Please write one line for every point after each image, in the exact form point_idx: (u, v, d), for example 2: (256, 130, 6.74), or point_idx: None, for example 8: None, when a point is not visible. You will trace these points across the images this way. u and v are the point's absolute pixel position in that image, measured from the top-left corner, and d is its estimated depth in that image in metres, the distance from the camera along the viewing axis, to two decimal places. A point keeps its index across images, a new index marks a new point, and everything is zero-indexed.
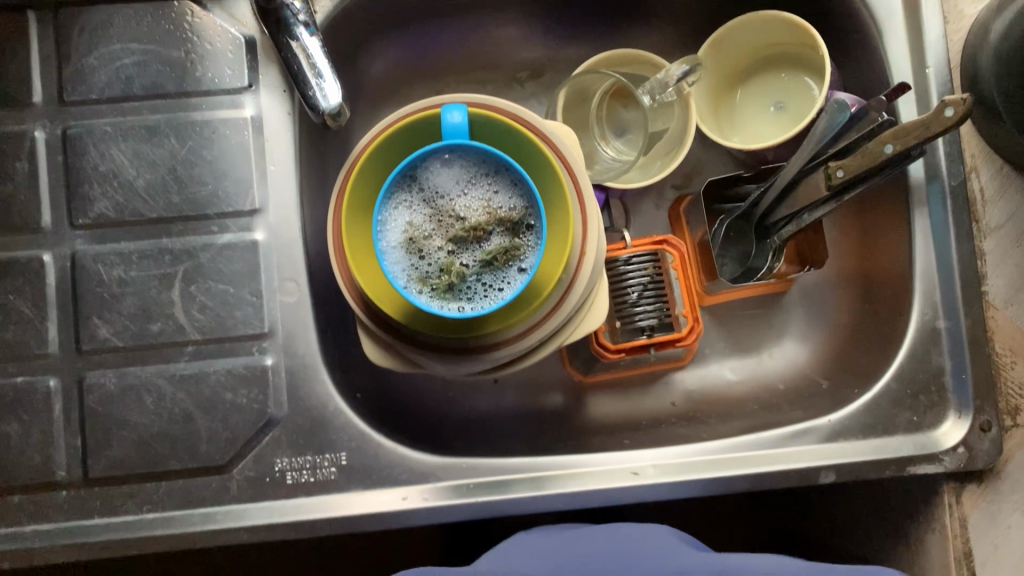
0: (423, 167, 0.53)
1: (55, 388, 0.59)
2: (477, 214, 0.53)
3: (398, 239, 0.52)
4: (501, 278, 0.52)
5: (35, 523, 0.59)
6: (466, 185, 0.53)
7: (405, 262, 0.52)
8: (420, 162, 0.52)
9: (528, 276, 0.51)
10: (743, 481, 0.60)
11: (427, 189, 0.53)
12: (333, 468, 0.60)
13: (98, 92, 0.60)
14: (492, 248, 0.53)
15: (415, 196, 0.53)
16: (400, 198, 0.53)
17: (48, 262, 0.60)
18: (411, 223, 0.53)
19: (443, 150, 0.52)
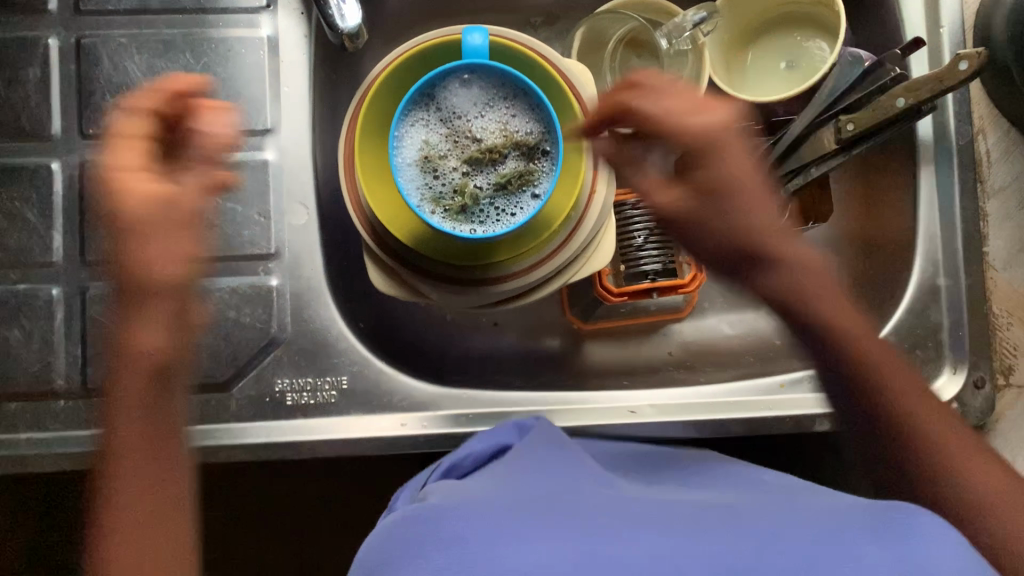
0: (441, 87, 0.53)
1: (58, 297, 0.59)
2: (493, 137, 0.54)
3: (414, 158, 0.53)
4: (514, 203, 0.54)
5: (30, 431, 0.58)
6: (485, 108, 0.53)
7: (420, 181, 0.53)
8: (439, 82, 0.53)
9: (541, 202, 0.52)
10: (741, 423, 0.61)
11: (444, 109, 0.53)
12: (333, 392, 0.60)
13: (115, 4, 0.60)
14: (506, 171, 0.54)
15: (432, 116, 0.53)
16: (416, 116, 0.53)
17: (56, 170, 0.59)
18: (427, 142, 0.53)
19: (464, 71, 0.53)
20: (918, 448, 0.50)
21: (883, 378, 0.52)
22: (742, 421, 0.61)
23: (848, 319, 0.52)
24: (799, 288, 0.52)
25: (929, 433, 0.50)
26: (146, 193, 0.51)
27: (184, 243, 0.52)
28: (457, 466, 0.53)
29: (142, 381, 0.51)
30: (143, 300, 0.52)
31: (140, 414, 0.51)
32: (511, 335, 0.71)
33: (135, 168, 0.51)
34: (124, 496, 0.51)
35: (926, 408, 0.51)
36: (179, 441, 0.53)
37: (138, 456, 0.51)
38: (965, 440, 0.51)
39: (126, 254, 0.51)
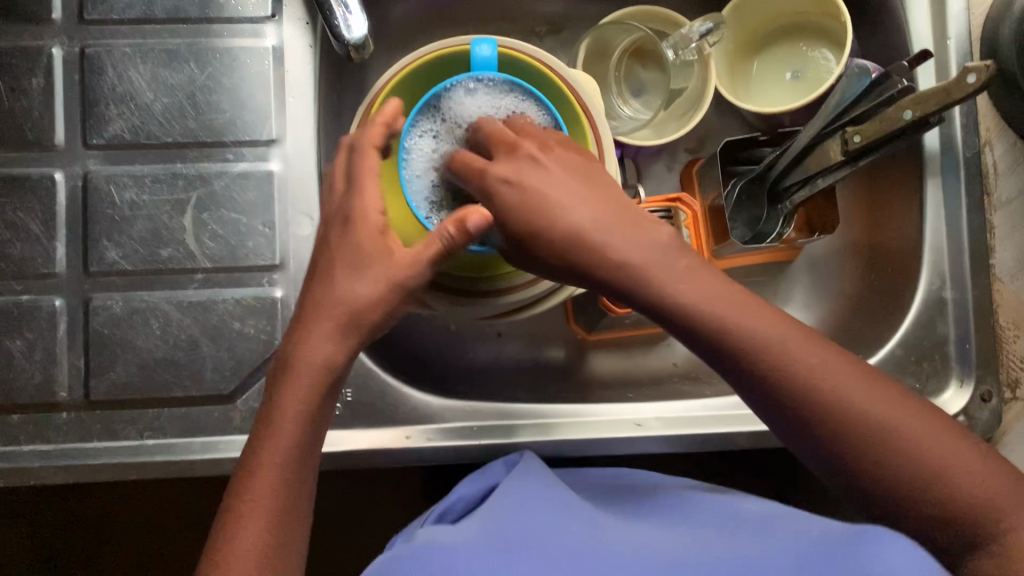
0: (446, 96, 0.53)
1: (61, 308, 0.59)
2: None
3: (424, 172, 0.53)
4: None
5: (33, 443, 0.58)
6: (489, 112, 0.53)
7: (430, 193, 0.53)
8: (445, 94, 0.52)
9: None
10: (747, 437, 0.60)
11: (450, 117, 0.53)
12: (337, 404, 0.60)
13: (119, 13, 0.60)
14: None
15: (439, 129, 0.53)
16: (422, 128, 0.53)
17: (59, 181, 0.59)
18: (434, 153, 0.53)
19: (469, 81, 0.52)
20: (884, 471, 0.44)
21: (836, 398, 0.44)
22: (751, 434, 0.60)
23: (793, 341, 0.45)
24: (688, 295, 0.44)
25: (890, 447, 0.44)
26: (367, 227, 0.48)
27: (398, 256, 0.48)
28: (449, 512, 0.53)
29: (312, 391, 0.48)
30: (346, 322, 0.48)
31: (305, 421, 0.48)
32: (515, 344, 0.70)
33: (380, 214, 0.49)
34: (255, 509, 0.47)
35: (891, 409, 0.44)
36: (314, 443, 0.49)
37: (270, 467, 0.47)
38: (919, 409, 0.45)
39: (345, 281, 0.48)
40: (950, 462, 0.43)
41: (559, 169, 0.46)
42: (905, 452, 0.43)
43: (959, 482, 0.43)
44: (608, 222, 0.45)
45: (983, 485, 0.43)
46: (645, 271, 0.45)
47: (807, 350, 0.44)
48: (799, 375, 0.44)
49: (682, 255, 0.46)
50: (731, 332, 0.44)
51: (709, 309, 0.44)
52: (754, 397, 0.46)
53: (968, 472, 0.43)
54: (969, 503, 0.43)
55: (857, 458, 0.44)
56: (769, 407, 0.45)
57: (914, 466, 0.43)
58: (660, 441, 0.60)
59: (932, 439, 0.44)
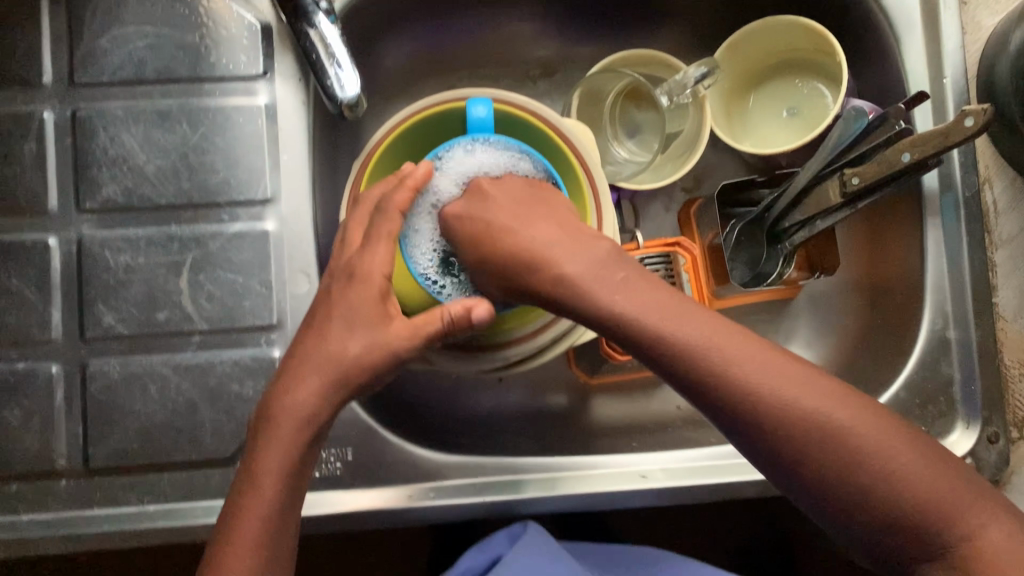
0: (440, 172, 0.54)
1: (58, 374, 0.58)
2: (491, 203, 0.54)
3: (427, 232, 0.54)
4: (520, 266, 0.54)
5: (33, 512, 0.58)
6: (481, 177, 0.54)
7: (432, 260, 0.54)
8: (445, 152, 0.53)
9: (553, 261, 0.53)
10: (753, 486, 0.60)
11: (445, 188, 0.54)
12: (339, 464, 0.59)
13: (109, 75, 0.59)
14: None
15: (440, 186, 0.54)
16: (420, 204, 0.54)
17: (53, 246, 0.59)
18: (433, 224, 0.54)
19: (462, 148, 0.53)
20: (834, 477, 0.41)
21: (779, 400, 0.41)
22: (757, 483, 0.60)
23: (731, 345, 0.42)
24: (626, 304, 0.43)
25: (837, 449, 0.41)
26: (369, 288, 0.48)
27: (393, 326, 0.48)
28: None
29: (294, 448, 0.46)
30: (334, 381, 0.47)
31: (286, 479, 0.46)
32: (517, 391, 0.70)
33: (384, 275, 0.49)
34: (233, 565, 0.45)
35: (834, 408, 0.41)
36: (294, 498, 0.48)
37: (252, 523, 0.45)
38: (868, 409, 0.42)
39: (340, 337, 0.47)
40: (896, 462, 0.40)
41: (501, 198, 0.49)
42: (848, 452, 0.40)
43: (903, 484, 0.40)
44: (548, 240, 0.46)
45: (930, 487, 0.40)
46: (583, 281, 0.44)
47: (750, 352, 0.42)
48: (739, 384, 0.41)
49: (621, 267, 0.45)
50: (670, 337, 0.42)
51: (644, 316, 0.43)
52: (701, 404, 0.43)
53: (915, 473, 0.40)
54: (917, 502, 0.40)
55: (806, 467, 0.41)
56: (718, 416, 0.43)
57: (858, 468, 0.40)
58: (666, 492, 0.60)
59: (883, 440, 0.41)
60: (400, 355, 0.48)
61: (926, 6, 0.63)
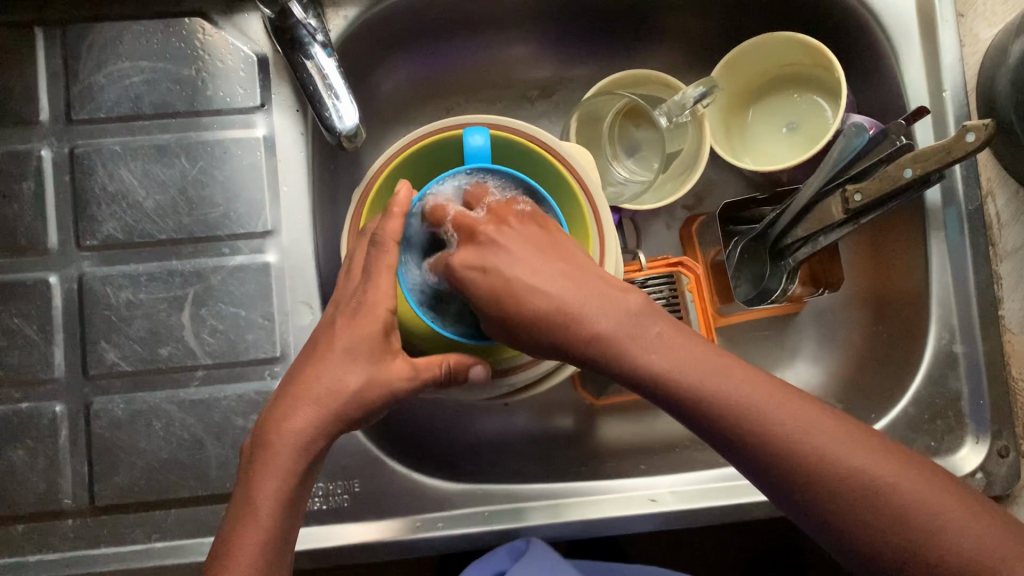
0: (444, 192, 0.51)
1: (62, 413, 0.58)
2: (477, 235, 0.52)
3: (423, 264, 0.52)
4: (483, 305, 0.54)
5: (39, 553, 0.57)
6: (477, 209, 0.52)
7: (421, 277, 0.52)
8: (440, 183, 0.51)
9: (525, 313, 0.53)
10: (763, 507, 0.59)
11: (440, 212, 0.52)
12: (346, 496, 0.59)
13: (107, 111, 0.59)
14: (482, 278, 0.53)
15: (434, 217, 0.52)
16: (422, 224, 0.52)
17: (54, 284, 0.58)
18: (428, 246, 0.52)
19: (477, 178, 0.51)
20: (870, 531, 0.40)
21: (815, 456, 0.41)
22: (767, 505, 0.59)
23: (764, 399, 0.42)
24: (658, 360, 0.42)
25: (875, 503, 0.40)
26: (372, 321, 0.47)
27: (392, 364, 0.48)
28: None
29: (289, 474, 0.45)
30: (331, 412, 0.46)
31: (281, 507, 0.45)
32: (524, 415, 0.70)
33: (387, 309, 0.48)
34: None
35: (870, 458, 0.40)
36: (289, 526, 0.46)
37: (246, 553, 0.44)
38: (907, 462, 0.41)
39: (338, 367, 0.46)
40: (939, 517, 0.39)
41: (517, 246, 0.46)
42: (886, 507, 0.40)
43: (949, 539, 0.39)
44: (570, 295, 0.44)
45: (977, 541, 0.39)
46: (615, 338, 0.43)
47: (783, 407, 0.42)
48: (773, 437, 0.41)
49: (654, 320, 0.44)
50: (702, 393, 0.42)
51: (679, 373, 0.42)
52: (736, 457, 0.42)
53: (960, 525, 0.39)
54: (962, 558, 0.39)
55: (843, 520, 0.40)
56: (753, 469, 0.42)
57: (902, 524, 0.39)
58: (675, 516, 0.59)
59: (925, 493, 0.40)
60: (397, 392, 0.48)
61: (923, 20, 0.63)
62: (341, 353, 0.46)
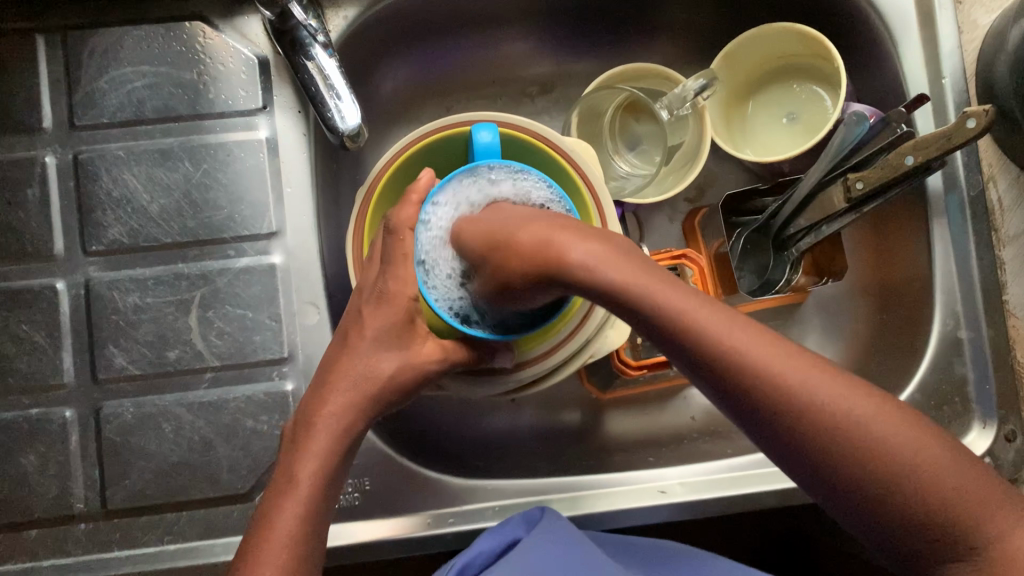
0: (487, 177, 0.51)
1: (72, 419, 0.58)
2: None
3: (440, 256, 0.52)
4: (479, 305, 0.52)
5: (53, 558, 0.58)
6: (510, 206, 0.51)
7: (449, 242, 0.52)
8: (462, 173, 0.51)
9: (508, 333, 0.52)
10: (772, 496, 0.60)
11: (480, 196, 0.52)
12: (357, 494, 0.59)
13: (110, 117, 0.59)
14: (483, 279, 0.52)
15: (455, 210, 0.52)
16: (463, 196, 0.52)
17: (61, 290, 0.59)
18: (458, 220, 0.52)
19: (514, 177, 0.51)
20: (851, 470, 0.37)
21: (798, 390, 0.37)
22: (776, 494, 0.60)
23: (746, 332, 0.38)
24: (636, 283, 0.39)
25: (856, 443, 0.36)
26: (397, 309, 0.49)
27: (424, 346, 0.50)
28: (468, 568, 0.51)
29: (330, 449, 0.46)
30: (367, 395, 0.48)
31: (323, 480, 0.46)
32: (531, 411, 0.70)
33: (410, 298, 0.49)
34: (267, 554, 0.43)
35: (853, 396, 0.37)
36: (326, 509, 0.46)
37: (288, 517, 0.44)
38: (894, 406, 0.38)
39: (370, 353, 0.49)
40: (925, 461, 0.36)
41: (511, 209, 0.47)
42: (871, 447, 0.36)
43: (934, 483, 0.36)
44: (552, 234, 0.42)
45: (959, 485, 0.36)
46: (595, 264, 0.40)
47: (764, 337, 0.38)
48: (755, 367, 0.37)
49: (631, 252, 0.41)
50: (679, 317, 0.38)
51: (658, 295, 0.39)
52: (709, 385, 0.39)
53: (945, 468, 0.36)
54: (945, 501, 0.36)
55: (822, 459, 0.37)
56: (731, 402, 0.38)
57: (886, 465, 0.36)
58: (685, 507, 0.60)
59: (910, 436, 0.37)
60: (429, 374, 0.50)
61: (921, 8, 0.63)
62: (371, 341, 0.49)
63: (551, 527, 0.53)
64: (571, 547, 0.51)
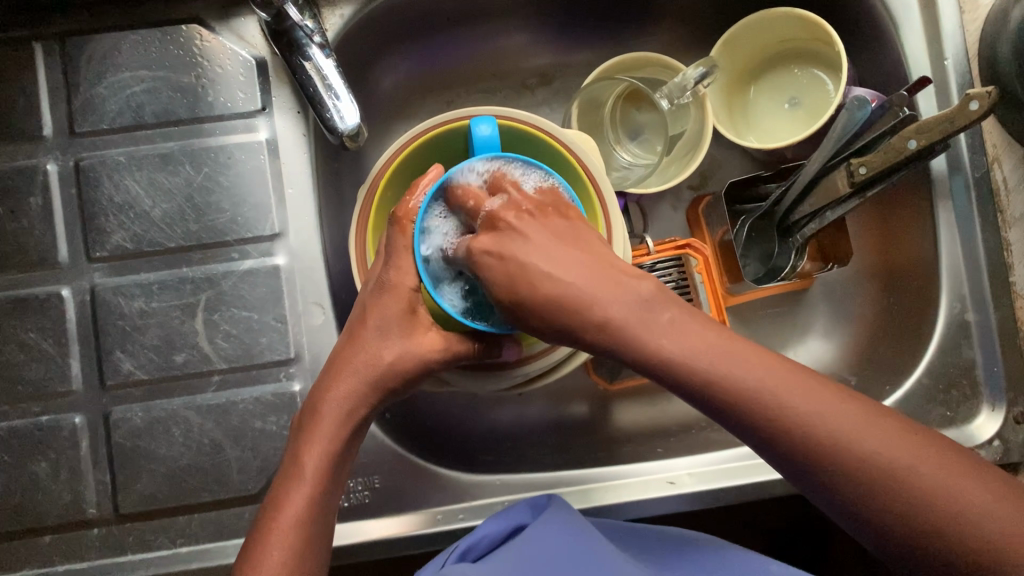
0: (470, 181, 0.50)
1: (82, 424, 0.58)
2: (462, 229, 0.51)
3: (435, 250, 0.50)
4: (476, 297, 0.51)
5: (68, 562, 0.58)
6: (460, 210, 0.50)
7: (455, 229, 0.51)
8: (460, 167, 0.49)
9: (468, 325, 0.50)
10: (781, 485, 0.60)
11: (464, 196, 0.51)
12: (367, 492, 0.60)
13: (110, 122, 0.59)
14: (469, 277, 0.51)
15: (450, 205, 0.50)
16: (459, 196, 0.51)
17: (67, 297, 0.59)
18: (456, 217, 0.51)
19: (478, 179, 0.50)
20: (907, 518, 0.39)
21: (850, 449, 0.39)
22: (786, 483, 0.59)
23: (796, 392, 0.41)
24: (690, 355, 0.41)
25: (889, 487, 0.39)
26: (400, 297, 0.49)
27: (425, 337, 0.49)
28: (471, 551, 0.50)
29: (333, 435, 0.47)
30: (369, 381, 0.48)
31: (327, 468, 0.47)
32: (538, 404, 0.70)
33: (411, 289, 0.49)
34: (274, 542, 0.45)
35: (904, 448, 0.39)
36: (333, 493, 0.48)
37: (294, 505, 0.46)
38: (940, 449, 0.40)
39: (375, 342, 0.49)
40: (973, 503, 0.38)
41: (535, 233, 0.44)
42: (924, 497, 0.39)
43: (975, 523, 0.38)
44: (588, 284, 0.43)
45: (1006, 524, 0.38)
46: (624, 320, 0.42)
47: (813, 394, 0.40)
48: (808, 432, 0.40)
49: (669, 307, 0.43)
50: (730, 388, 0.41)
51: (699, 361, 0.41)
52: (759, 444, 0.42)
53: (992, 508, 0.38)
54: (994, 542, 0.38)
55: (879, 511, 0.40)
56: (786, 461, 0.41)
57: (929, 506, 0.39)
58: (694, 497, 0.60)
59: (958, 481, 0.39)
60: (431, 364, 0.49)
61: None
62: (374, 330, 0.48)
63: (556, 517, 0.51)
64: (574, 531, 0.49)
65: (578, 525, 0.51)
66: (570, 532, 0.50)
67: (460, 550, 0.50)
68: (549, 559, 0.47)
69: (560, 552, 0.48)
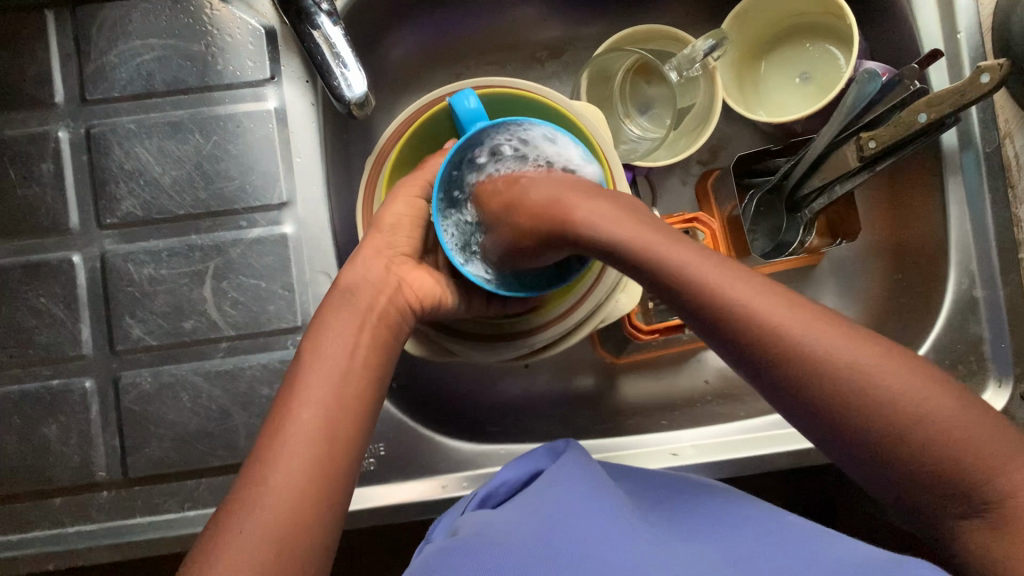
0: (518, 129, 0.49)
1: (91, 389, 0.59)
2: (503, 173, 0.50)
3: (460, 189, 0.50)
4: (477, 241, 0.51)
5: (78, 524, 0.59)
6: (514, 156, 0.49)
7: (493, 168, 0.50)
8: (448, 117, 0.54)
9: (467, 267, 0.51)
10: (786, 458, 0.59)
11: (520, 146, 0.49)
12: (373, 460, 0.60)
13: (120, 90, 0.60)
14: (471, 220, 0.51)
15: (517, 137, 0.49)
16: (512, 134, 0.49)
17: (78, 263, 0.59)
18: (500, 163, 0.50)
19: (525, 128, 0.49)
20: (860, 422, 0.38)
21: (824, 354, 0.39)
22: (790, 457, 0.59)
23: (768, 299, 0.40)
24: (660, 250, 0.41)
25: (858, 392, 0.38)
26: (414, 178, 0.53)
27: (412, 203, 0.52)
28: (491, 498, 0.51)
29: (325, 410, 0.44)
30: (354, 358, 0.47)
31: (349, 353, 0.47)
32: (546, 376, 0.70)
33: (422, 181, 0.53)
34: (256, 511, 0.41)
35: (874, 357, 0.39)
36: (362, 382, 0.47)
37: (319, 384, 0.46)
38: (903, 360, 0.39)
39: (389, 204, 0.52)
40: (941, 417, 0.37)
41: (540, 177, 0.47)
42: (894, 407, 0.38)
43: (946, 433, 0.37)
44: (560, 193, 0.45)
45: (971, 441, 0.37)
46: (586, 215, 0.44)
47: (785, 297, 0.40)
48: (763, 325, 0.39)
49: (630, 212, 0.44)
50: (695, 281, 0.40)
51: (660, 253, 0.41)
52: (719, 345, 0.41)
53: (964, 424, 0.37)
54: (953, 455, 0.37)
55: (849, 419, 0.38)
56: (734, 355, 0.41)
57: (898, 416, 0.38)
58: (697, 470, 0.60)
59: (929, 395, 0.38)
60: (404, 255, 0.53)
61: None
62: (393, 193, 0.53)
63: (572, 460, 0.51)
64: (592, 475, 0.49)
65: (591, 469, 0.51)
66: (582, 473, 0.49)
67: (478, 498, 0.50)
68: (562, 498, 0.46)
69: (574, 486, 0.47)
